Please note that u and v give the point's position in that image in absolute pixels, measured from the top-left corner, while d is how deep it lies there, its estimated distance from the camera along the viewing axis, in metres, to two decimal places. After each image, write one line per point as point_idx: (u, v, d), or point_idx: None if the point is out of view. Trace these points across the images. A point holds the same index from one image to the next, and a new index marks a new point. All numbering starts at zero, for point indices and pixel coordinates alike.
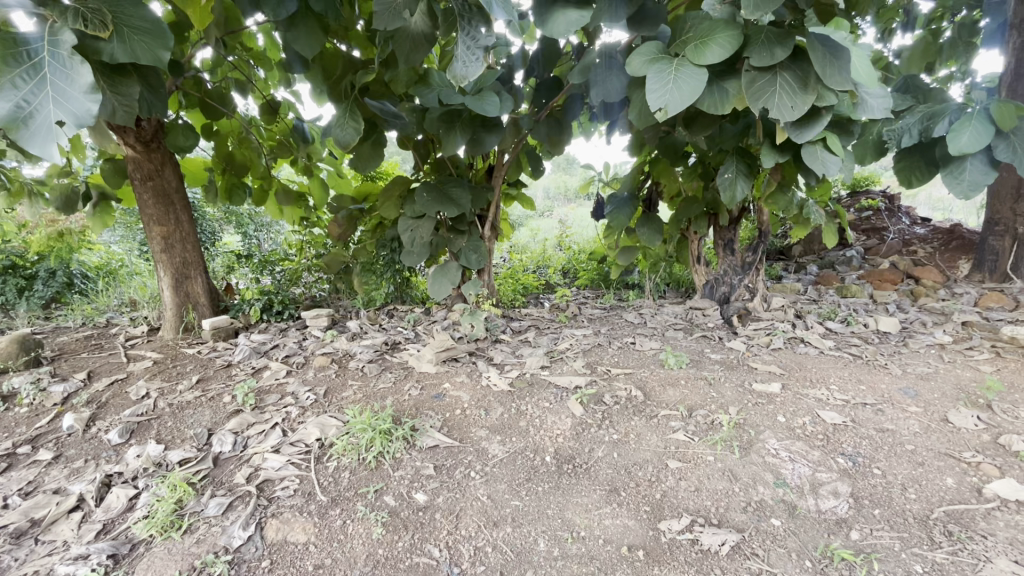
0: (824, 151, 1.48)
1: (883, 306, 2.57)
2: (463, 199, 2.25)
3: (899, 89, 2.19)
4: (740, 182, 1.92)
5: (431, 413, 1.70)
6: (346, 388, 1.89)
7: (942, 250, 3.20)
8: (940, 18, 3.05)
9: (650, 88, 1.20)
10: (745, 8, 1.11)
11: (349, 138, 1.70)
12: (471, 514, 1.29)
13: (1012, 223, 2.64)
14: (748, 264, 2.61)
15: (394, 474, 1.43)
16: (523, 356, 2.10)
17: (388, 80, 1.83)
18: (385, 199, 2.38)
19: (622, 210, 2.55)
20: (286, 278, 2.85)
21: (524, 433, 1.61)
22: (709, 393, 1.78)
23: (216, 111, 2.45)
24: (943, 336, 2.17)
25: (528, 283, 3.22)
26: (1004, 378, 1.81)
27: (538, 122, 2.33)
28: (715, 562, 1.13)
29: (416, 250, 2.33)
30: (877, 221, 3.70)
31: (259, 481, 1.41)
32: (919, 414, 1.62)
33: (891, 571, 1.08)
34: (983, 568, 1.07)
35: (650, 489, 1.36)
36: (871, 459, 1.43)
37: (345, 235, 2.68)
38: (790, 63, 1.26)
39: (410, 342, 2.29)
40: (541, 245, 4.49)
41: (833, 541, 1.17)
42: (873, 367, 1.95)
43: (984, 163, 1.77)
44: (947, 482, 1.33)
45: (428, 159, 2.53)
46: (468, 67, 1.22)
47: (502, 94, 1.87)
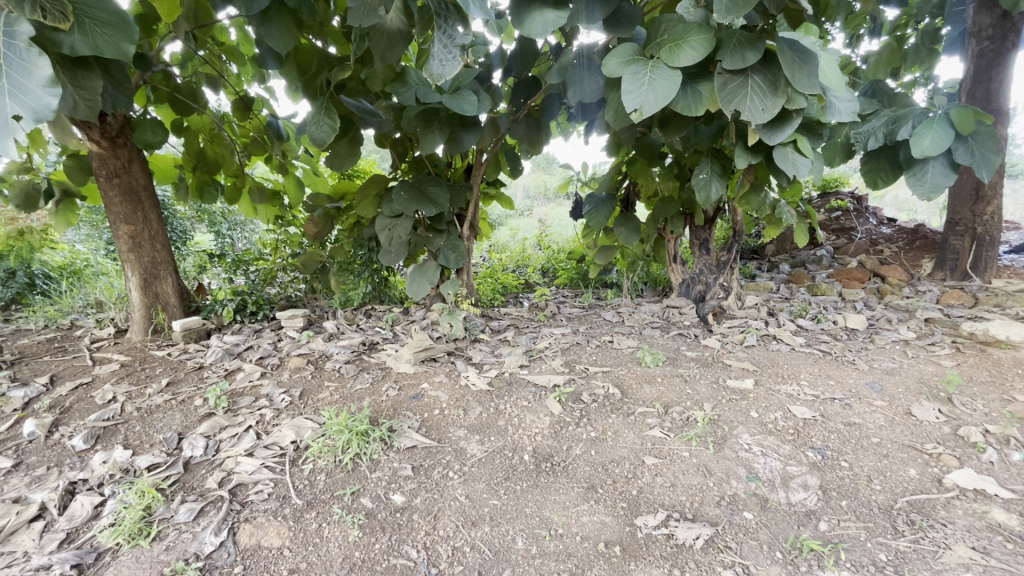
0: (794, 152, 1.52)
1: (851, 304, 2.65)
2: (442, 199, 2.25)
3: (866, 93, 2.26)
4: (714, 182, 1.95)
5: (409, 414, 1.69)
6: (323, 389, 1.86)
7: (907, 249, 3.32)
8: (904, 26, 3.16)
9: (626, 90, 1.22)
10: (717, 12, 1.14)
11: (324, 135, 1.67)
12: (449, 514, 1.28)
13: (970, 223, 2.74)
14: (722, 263, 2.67)
15: (371, 475, 1.41)
16: (501, 356, 2.10)
17: (363, 77, 1.81)
18: (362, 197, 2.36)
19: (600, 210, 2.57)
20: (260, 278, 2.80)
21: (502, 432, 1.61)
22: (685, 390, 1.81)
23: (186, 106, 2.38)
24: (907, 333, 2.25)
25: (507, 283, 3.22)
26: (963, 372, 1.88)
27: (515, 121, 2.32)
28: (690, 556, 1.15)
29: (394, 249, 2.31)
30: (846, 221, 3.81)
31: (232, 486, 1.38)
32: (884, 408, 1.68)
33: (858, 560, 1.12)
34: (943, 555, 1.12)
35: (626, 485, 1.37)
36: (839, 452, 1.48)
37: (321, 235, 2.63)
38: (761, 67, 1.29)
39: (388, 343, 2.27)
40: (520, 244, 4.49)
41: (803, 532, 1.21)
42: (841, 363, 2.00)
43: (944, 166, 1.83)
44: (910, 473, 1.39)
45: (405, 158, 2.51)
46: (444, 65, 1.23)
47: (480, 93, 1.87)
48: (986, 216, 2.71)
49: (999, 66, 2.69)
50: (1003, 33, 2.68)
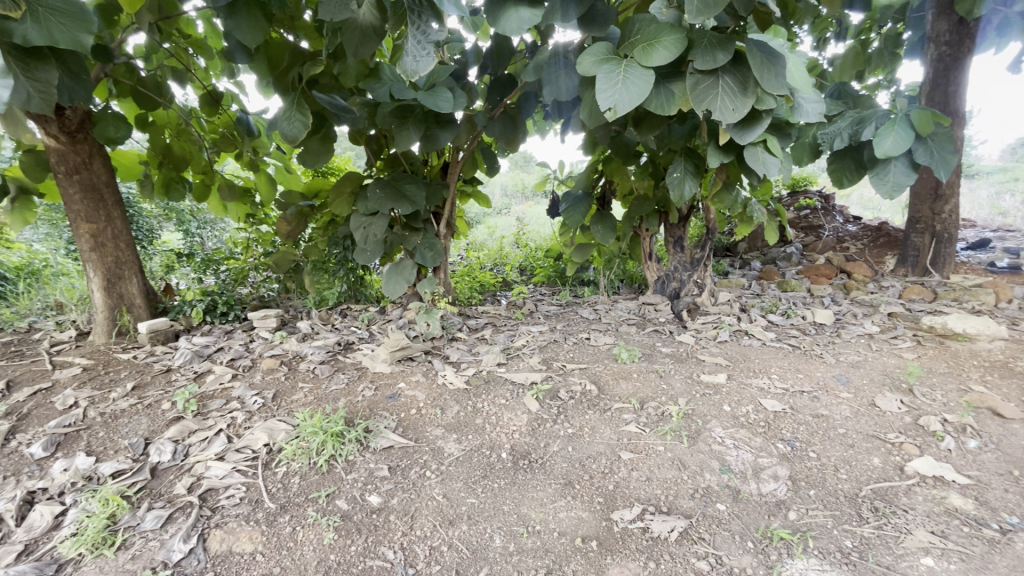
0: (764, 152, 1.56)
1: (819, 300, 2.73)
2: (418, 197, 2.23)
3: (832, 96, 2.32)
4: (687, 181, 1.98)
5: (385, 414, 1.67)
6: (297, 391, 1.83)
7: (871, 246, 3.43)
8: (869, 30, 3.26)
9: (600, 89, 1.23)
10: (688, 12, 1.15)
11: (296, 132, 1.63)
12: (426, 514, 1.28)
13: (930, 221, 2.86)
14: (696, 260, 2.71)
15: (347, 477, 1.40)
16: (479, 354, 2.09)
17: (336, 72, 1.78)
18: (336, 194, 2.32)
19: (577, 208, 2.59)
20: (231, 278, 2.73)
21: (480, 430, 1.61)
22: (660, 385, 1.84)
23: (152, 101, 2.30)
24: (872, 327, 2.32)
25: (485, 281, 3.21)
26: (924, 364, 1.96)
27: (492, 119, 2.31)
28: (664, 548, 1.17)
29: (370, 248, 2.29)
30: (814, 219, 3.92)
31: (202, 491, 1.34)
32: (850, 400, 1.74)
33: (824, 547, 1.17)
34: (904, 540, 1.18)
35: (603, 480, 1.39)
36: (807, 443, 1.52)
37: (295, 233, 2.58)
38: (731, 68, 1.31)
39: (364, 342, 2.24)
40: (497, 242, 4.49)
41: (773, 522, 1.25)
42: (810, 357, 2.06)
43: (906, 166, 1.89)
44: (874, 462, 1.44)
45: (380, 155, 2.47)
46: (418, 61, 1.23)
47: (456, 90, 1.85)
48: (944, 214, 2.82)
49: (956, 70, 2.81)
50: (959, 39, 2.80)
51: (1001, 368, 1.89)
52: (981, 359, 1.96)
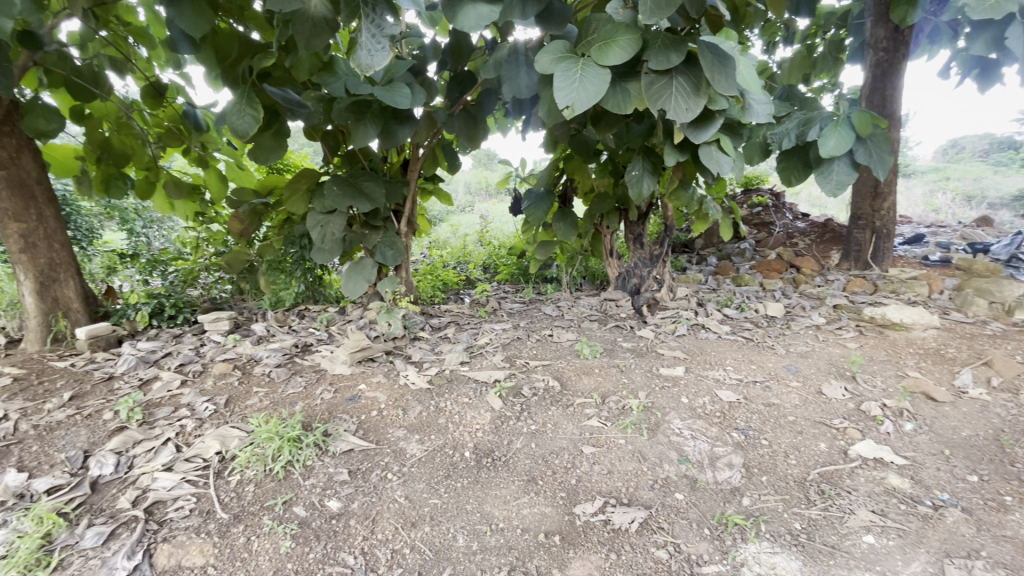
0: (717, 151, 1.62)
1: (770, 293, 2.84)
2: (377, 194, 2.18)
3: (781, 97, 2.42)
4: (646, 179, 2.02)
5: (345, 417, 1.62)
6: (251, 396, 1.76)
7: (818, 242, 3.60)
8: (814, 35, 3.43)
9: (558, 87, 1.24)
10: (643, 12, 1.18)
11: (247, 126, 1.57)
12: (387, 517, 1.26)
13: (871, 218, 3.02)
14: (655, 257, 2.76)
15: (304, 482, 1.36)
16: (442, 353, 2.06)
17: (289, 65, 1.72)
18: (292, 192, 2.25)
19: (539, 206, 2.60)
20: (180, 279, 2.60)
21: (443, 430, 1.58)
22: (621, 379, 1.86)
23: (88, 93, 2.16)
24: (818, 318, 2.44)
25: (448, 280, 3.17)
26: (865, 353, 2.07)
27: (452, 116, 2.28)
28: (625, 540, 1.21)
29: (327, 247, 2.23)
30: (765, 216, 4.08)
31: (148, 504, 1.28)
32: (799, 388, 1.81)
33: (774, 531, 1.22)
34: (848, 519, 1.25)
35: (565, 475, 1.40)
36: (760, 431, 1.58)
37: (248, 233, 2.48)
38: (685, 68, 1.35)
39: (323, 344, 2.18)
40: (461, 239, 4.44)
41: (728, 508, 1.30)
42: (763, 348, 2.14)
43: (847, 165, 1.99)
44: (821, 447, 1.51)
45: (338, 152, 2.41)
46: (373, 55, 1.22)
47: (414, 86, 1.83)
48: (883, 211, 2.99)
49: (893, 75, 2.97)
50: (895, 45, 2.95)
51: (933, 354, 2.03)
52: (916, 347, 2.10)
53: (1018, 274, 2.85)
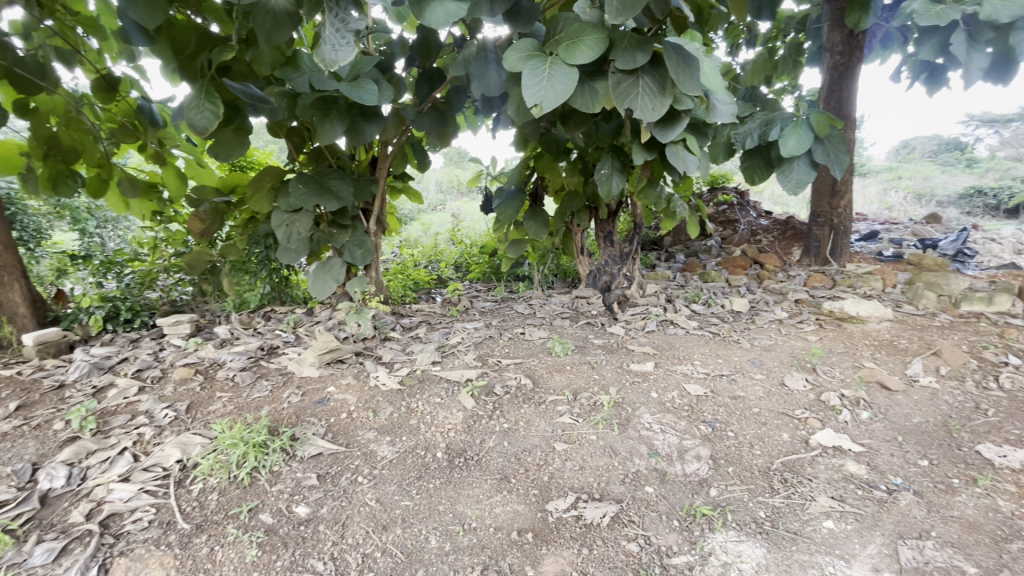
0: (684, 150, 1.65)
1: (736, 289, 2.92)
2: (345, 192, 2.14)
3: (744, 98, 2.48)
4: (615, 177, 2.05)
5: (313, 420, 1.59)
6: (214, 401, 1.70)
7: (780, 239, 3.72)
8: (775, 38, 3.55)
9: (526, 85, 1.24)
10: (609, 12, 1.19)
11: (206, 122, 1.51)
12: (358, 521, 1.24)
13: (829, 215, 3.14)
14: (625, 254, 2.79)
15: (271, 489, 1.32)
16: (413, 353, 2.03)
17: (249, 59, 1.67)
18: (255, 190, 2.18)
19: (510, 204, 2.61)
20: (136, 282, 2.49)
21: (414, 431, 1.57)
22: (592, 375, 1.87)
23: (32, 85, 2.03)
24: (781, 313, 2.52)
25: (419, 279, 3.14)
26: (825, 345, 2.15)
27: (420, 114, 2.26)
28: (597, 534, 1.22)
29: (294, 246, 2.18)
30: (730, 214, 4.19)
31: (104, 517, 1.23)
32: (763, 380, 1.87)
33: (740, 520, 1.26)
34: (809, 506, 1.30)
35: (538, 473, 1.41)
36: (726, 423, 1.62)
37: (209, 232, 2.40)
38: (650, 68, 1.37)
39: (290, 346, 2.12)
40: (432, 238, 4.40)
41: (696, 500, 1.33)
42: (728, 343, 2.20)
43: (806, 164, 2.06)
44: (784, 437, 1.57)
45: (303, 149, 2.35)
46: (337, 50, 1.20)
47: (381, 83, 1.79)
48: (840, 209, 3.11)
49: (849, 78, 3.04)
50: (851, 50, 3.02)
51: (887, 346, 2.12)
52: (871, 338, 2.19)
53: (963, 268, 3.01)
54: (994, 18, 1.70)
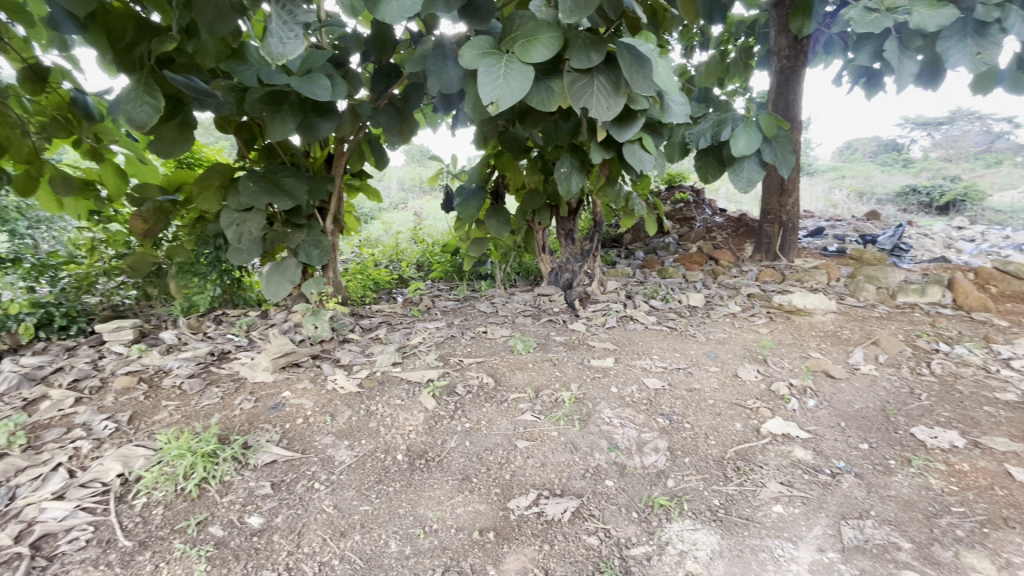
0: (639, 150, 1.69)
1: (692, 285, 3.00)
2: (299, 191, 2.07)
3: (698, 99, 2.55)
4: (574, 175, 2.07)
5: (267, 427, 1.53)
6: (159, 410, 1.62)
7: (734, 235, 3.86)
8: (727, 41, 3.67)
9: (482, 82, 1.23)
10: (563, 11, 1.20)
11: (146, 116, 1.43)
12: (315, 529, 1.21)
13: (778, 212, 3.27)
14: (586, 252, 2.83)
15: (222, 500, 1.27)
16: (373, 355, 1.99)
17: (192, 51, 1.59)
18: (202, 189, 2.08)
19: (470, 202, 2.59)
20: (72, 286, 2.33)
21: (374, 434, 1.54)
22: (553, 373, 1.89)
23: None
24: (735, 307, 2.61)
25: (379, 279, 3.08)
26: (775, 337, 2.25)
27: (377, 110, 2.21)
28: (558, 529, 1.23)
29: (245, 247, 2.10)
30: (687, 212, 4.31)
31: (35, 539, 1.15)
32: (717, 372, 1.93)
33: (696, 509, 1.30)
34: (760, 492, 1.36)
35: (499, 472, 1.41)
36: (683, 415, 1.67)
37: (153, 233, 2.28)
38: (605, 68, 1.39)
39: (243, 351, 2.04)
40: (393, 237, 4.33)
41: (654, 491, 1.36)
42: (685, 337, 2.26)
43: (756, 163, 2.14)
44: (737, 427, 1.62)
45: (254, 145, 2.26)
46: (285, 43, 1.15)
47: (335, 77, 1.74)
48: (788, 206, 3.24)
49: (795, 81, 3.18)
50: (796, 54, 3.16)
51: (832, 336, 2.23)
52: (817, 330, 2.30)
53: (899, 262, 3.20)
54: (921, 28, 1.78)
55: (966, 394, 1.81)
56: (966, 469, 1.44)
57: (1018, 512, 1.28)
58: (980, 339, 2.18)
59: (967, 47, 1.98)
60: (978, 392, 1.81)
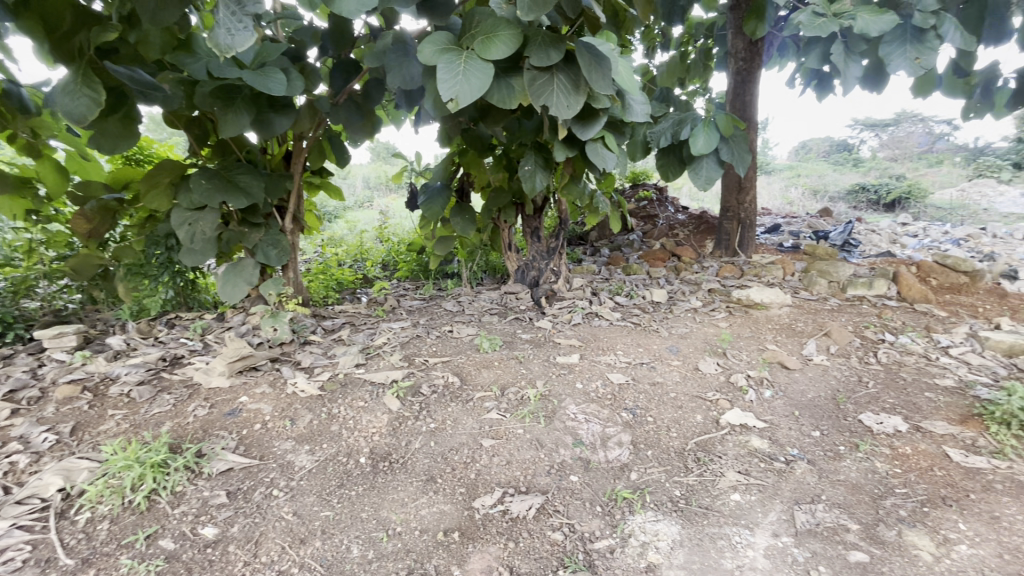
0: (602, 148, 1.71)
1: (655, 281, 3.06)
2: (255, 189, 2.00)
3: (659, 99, 2.60)
4: (538, 173, 2.07)
5: (223, 433, 1.48)
6: (105, 420, 1.53)
7: (695, 232, 3.95)
8: (687, 43, 3.76)
9: (441, 78, 1.22)
10: (521, 8, 1.20)
11: (84, 110, 1.35)
12: (273, 537, 1.18)
13: (736, 210, 3.37)
14: (552, 250, 2.84)
15: (173, 512, 1.22)
16: (335, 356, 1.94)
17: (135, 41, 1.51)
18: (150, 187, 1.98)
19: (435, 200, 2.56)
20: (9, 291, 2.19)
21: (335, 438, 1.50)
22: (519, 370, 1.89)
23: None
24: (696, 302, 2.67)
25: (343, 279, 3.01)
26: (733, 330, 2.32)
27: (337, 106, 2.16)
28: (523, 527, 1.24)
29: (198, 247, 2.01)
30: (650, 209, 4.40)
31: None
32: (679, 366, 1.98)
33: (657, 500, 1.33)
34: (719, 481, 1.40)
35: (464, 471, 1.40)
36: (646, 409, 1.70)
37: (98, 233, 2.20)
38: (564, 66, 1.39)
39: (197, 355, 1.96)
40: (357, 236, 4.24)
41: (617, 484, 1.38)
42: (649, 332, 2.31)
43: (714, 162, 2.20)
44: (698, 419, 1.67)
45: (207, 142, 2.17)
46: (233, 35, 1.10)
47: (290, 72, 1.69)
48: (745, 204, 3.35)
49: (751, 82, 3.27)
50: (752, 56, 3.25)
51: (787, 329, 2.32)
52: (773, 323, 2.39)
53: (849, 257, 3.35)
54: (865, 33, 1.87)
55: (910, 381, 1.91)
56: (909, 452, 1.52)
57: (954, 491, 1.36)
58: (922, 329, 2.31)
59: (907, 52, 2.08)
60: (920, 379, 1.92)
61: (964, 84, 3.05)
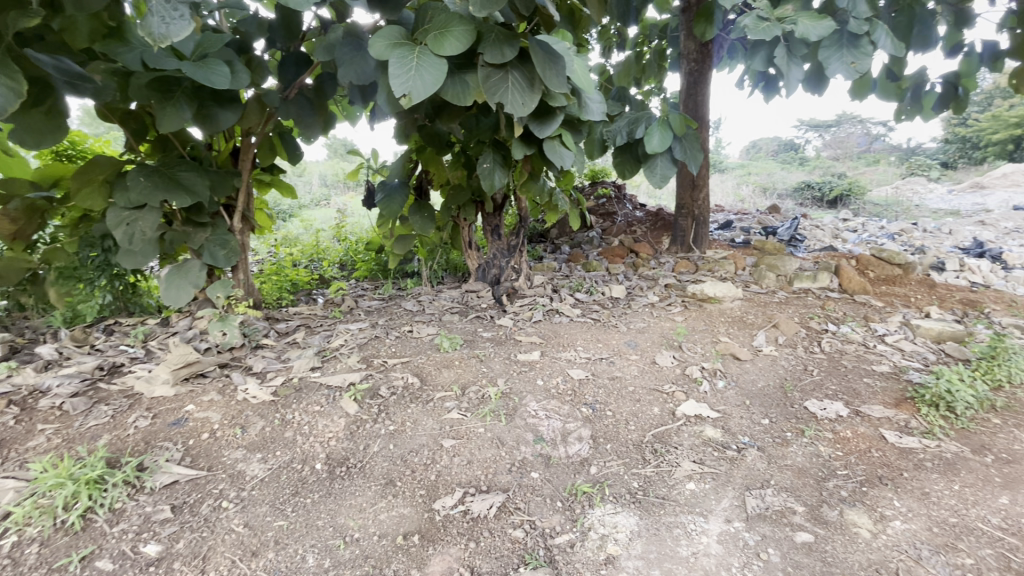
0: (558, 146, 1.72)
1: (614, 277, 3.11)
2: (199, 187, 1.91)
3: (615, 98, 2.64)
4: (496, 172, 2.06)
5: (167, 445, 1.40)
6: (34, 435, 1.43)
7: (652, 229, 4.04)
8: (643, 43, 3.83)
9: (393, 74, 1.19)
10: (473, 4, 1.19)
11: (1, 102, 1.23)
12: (223, 551, 1.13)
13: (691, 207, 3.46)
14: (512, 247, 2.83)
15: (111, 530, 1.15)
16: (289, 360, 1.88)
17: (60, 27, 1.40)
18: (82, 184, 1.86)
19: (393, 198, 2.51)
20: None
21: (290, 444, 1.45)
22: (480, 369, 1.88)
23: None
24: (653, 297, 2.74)
25: (297, 280, 2.92)
26: (688, 324, 2.39)
27: (287, 101, 2.08)
28: (484, 526, 1.23)
29: (137, 248, 1.89)
30: (609, 207, 4.47)
31: None
32: (637, 360, 2.02)
33: (616, 492, 1.35)
34: (675, 471, 1.44)
35: (424, 473, 1.39)
36: (605, 404, 1.73)
37: (24, 234, 2.06)
38: (519, 64, 1.39)
39: (138, 363, 1.85)
40: (313, 235, 4.12)
41: (577, 479, 1.40)
42: (608, 327, 2.35)
43: (668, 160, 2.25)
44: (655, 411, 1.71)
45: (146, 137, 2.05)
46: (168, 24, 1.04)
47: (235, 64, 1.62)
48: (699, 201, 3.45)
49: (702, 83, 3.37)
50: (703, 58, 3.35)
51: (738, 321, 2.41)
52: (726, 315, 2.47)
53: (795, 251, 3.52)
54: (805, 37, 1.96)
55: (850, 368, 2.02)
56: (849, 435, 1.61)
57: (889, 470, 1.45)
58: (861, 319, 2.45)
59: (844, 56, 2.19)
60: (859, 366, 2.03)
61: (896, 88, 3.24)
